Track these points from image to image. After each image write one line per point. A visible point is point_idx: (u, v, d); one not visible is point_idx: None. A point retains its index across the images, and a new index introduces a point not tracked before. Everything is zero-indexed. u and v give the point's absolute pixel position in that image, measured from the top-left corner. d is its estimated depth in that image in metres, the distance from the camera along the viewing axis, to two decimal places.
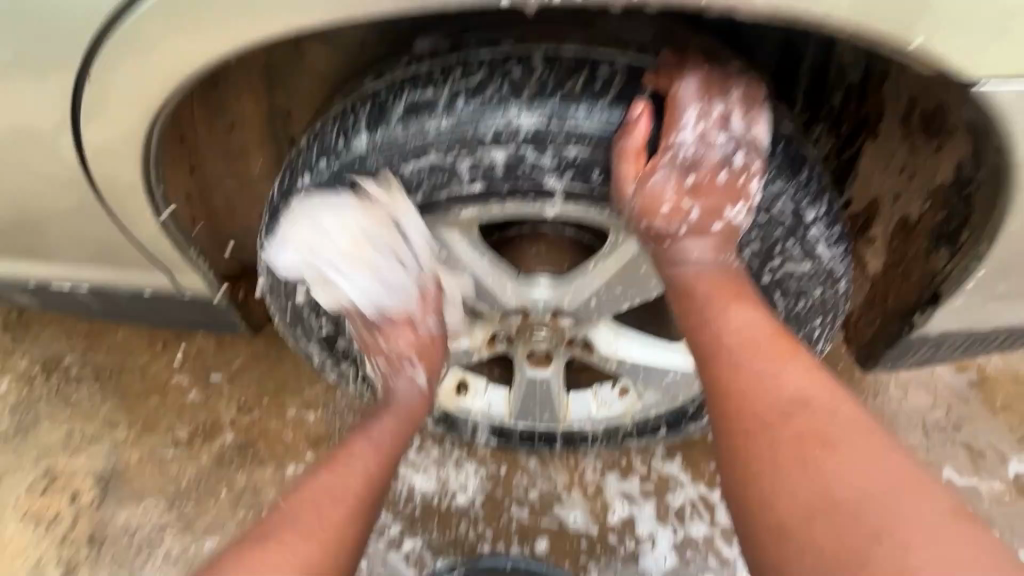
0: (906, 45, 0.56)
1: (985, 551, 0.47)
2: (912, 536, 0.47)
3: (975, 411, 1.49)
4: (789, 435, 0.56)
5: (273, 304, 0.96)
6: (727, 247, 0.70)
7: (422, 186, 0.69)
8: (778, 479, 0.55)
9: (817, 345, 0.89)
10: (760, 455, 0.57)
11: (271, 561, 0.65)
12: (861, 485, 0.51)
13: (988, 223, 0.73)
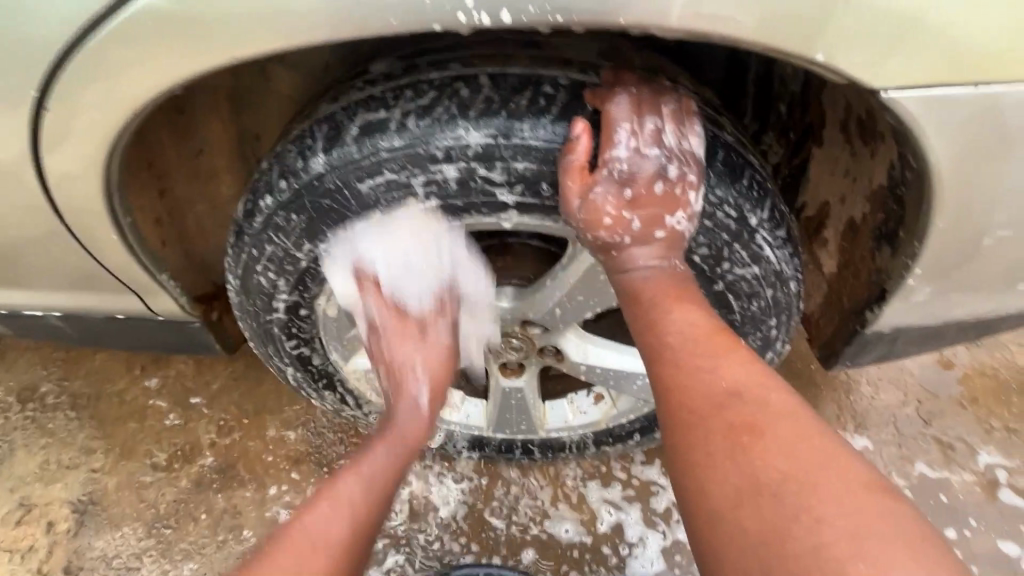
0: (813, 57, 0.57)
1: (896, 519, 0.51)
2: (830, 511, 0.51)
3: (944, 405, 1.53)
4: (724, 428, 0.60)
5: (246, 325, 0.98)
6: (669, 253, 0.73)
7: (379, 203, 0.72)
8: (715, 468, 0.59)
9: (775, 345, 0.93)
10: (699, 448, 0.61)
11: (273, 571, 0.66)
12: (786, 467, 0.55)
13: (918, 225, 0.72)
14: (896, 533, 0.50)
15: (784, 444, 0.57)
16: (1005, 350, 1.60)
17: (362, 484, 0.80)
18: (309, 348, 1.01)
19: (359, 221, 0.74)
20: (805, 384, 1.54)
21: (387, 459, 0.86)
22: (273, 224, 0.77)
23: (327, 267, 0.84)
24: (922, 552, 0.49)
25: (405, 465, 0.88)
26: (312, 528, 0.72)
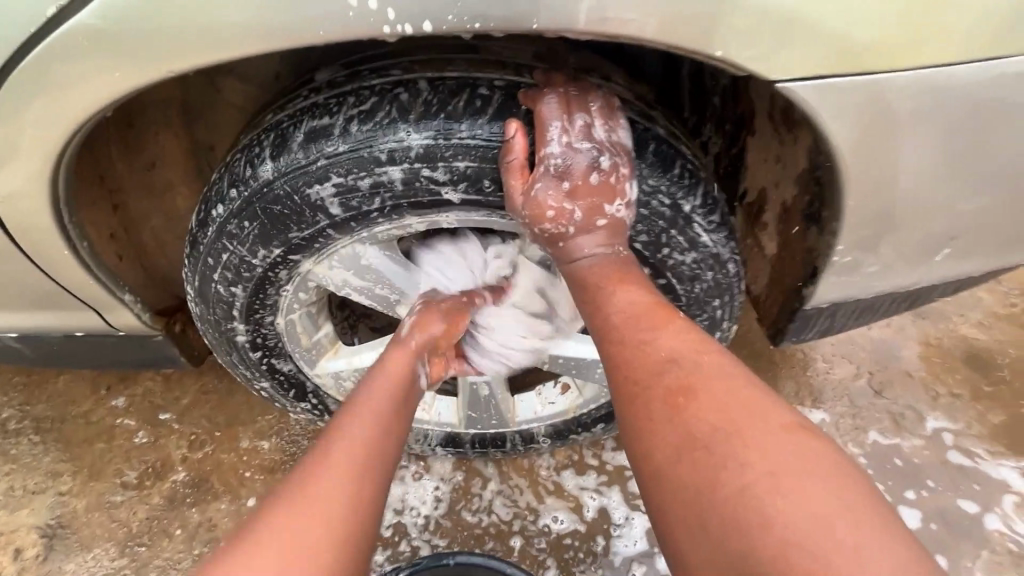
0: (711, 54, 0.61)
1: (815, 458, 0.55)
2: (754, 457, 0.56)
3: (894, 376, 1.61)
4: (662, 391, 0.65)
5: (209, 336, 0.99)
6: (614, 240, 0.77)
7: (329, 207, 0.74)
8: (656, 429, 0.63)
9: (722, 325, 0.98)
10: (642, 413, 0.65)
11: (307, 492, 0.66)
12: (717, 422, 0.60)
13: (834, 204, 0.78)
14: (813, 470, 0.54)
15: (715, 402, 0.61)
16: (948, 321, 1.69)
17: (360, 423, 0.78)
18: (274, 356, 1.03)
19: (311, 225, 0.76)
20: (765, 364, 1.60)
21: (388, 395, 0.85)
22: (226, 231, 0.79)
23: (284, 273, 0.86)
24: (836, 485, 0.53)
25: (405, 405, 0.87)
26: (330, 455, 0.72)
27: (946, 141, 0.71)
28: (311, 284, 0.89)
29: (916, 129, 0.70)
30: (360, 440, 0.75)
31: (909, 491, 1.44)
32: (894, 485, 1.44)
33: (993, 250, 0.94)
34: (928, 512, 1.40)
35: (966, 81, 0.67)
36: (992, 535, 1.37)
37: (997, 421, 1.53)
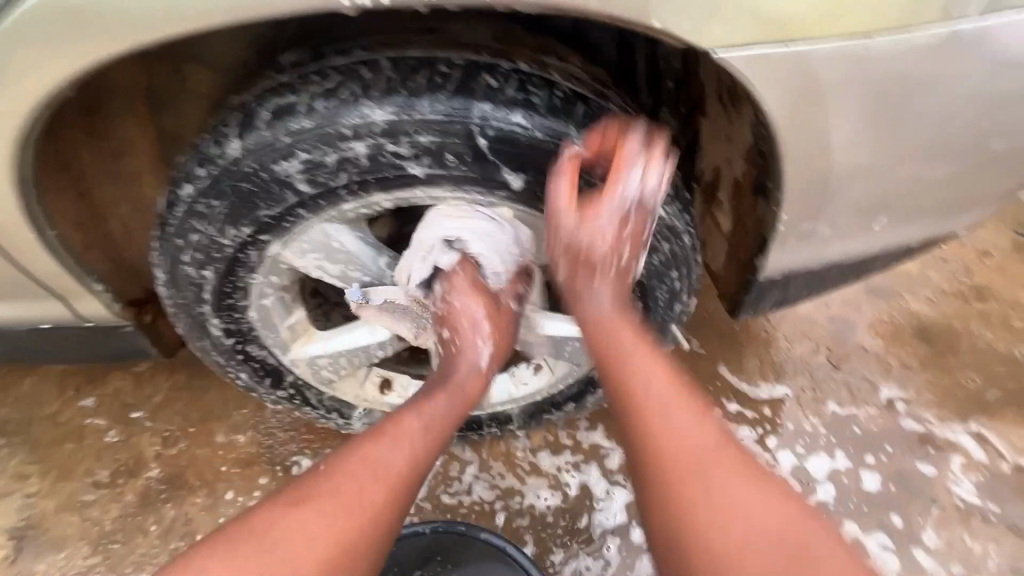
0: (650, 24, 0.67)
1: (720, 437, 0.82)
2: (689, 437, 0.81)
3: (851, 350, 1.68)
4: (639, 380, 0.85)
5: (181, 322, 1.00)
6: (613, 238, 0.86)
7: (297, 183, 0.76)
8: (630, 407, 0.84)
9: (682, 297, 1.04)
10: (620, 392, 0.86)
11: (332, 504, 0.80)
12: (725, 444, 0.82)
13: (773, 171, 0.85)
14: (716, 441, 0.82)
15: (670, 394, 0.84)
16: (899, 297, 1.78)
17: (416, 429, 0.90)
18: (248, 341, 1.04)
19: (281, 202, 0.79)
20: (731, 343, 1.66)
21: (442, 406, 0.95)
22: (196, 211, 0.80)
23: (255, 254, 0.88)
24: (726, 452, 0.81)
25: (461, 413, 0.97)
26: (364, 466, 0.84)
27: (871, 111, 0.78)
28: (283, 265, 0.91)
29: (843, 100, 0.76)
30: (407, 443, 0.88)
31: (868, 456, 1.50)
32: (853, 451, 1.50)
33: (925, 217, 1.01)
34: (887, 475, 1.47)
35: (885, 52, 0.73)
36: (944, 493, 1.45)
37: (945, 388, 1.62)
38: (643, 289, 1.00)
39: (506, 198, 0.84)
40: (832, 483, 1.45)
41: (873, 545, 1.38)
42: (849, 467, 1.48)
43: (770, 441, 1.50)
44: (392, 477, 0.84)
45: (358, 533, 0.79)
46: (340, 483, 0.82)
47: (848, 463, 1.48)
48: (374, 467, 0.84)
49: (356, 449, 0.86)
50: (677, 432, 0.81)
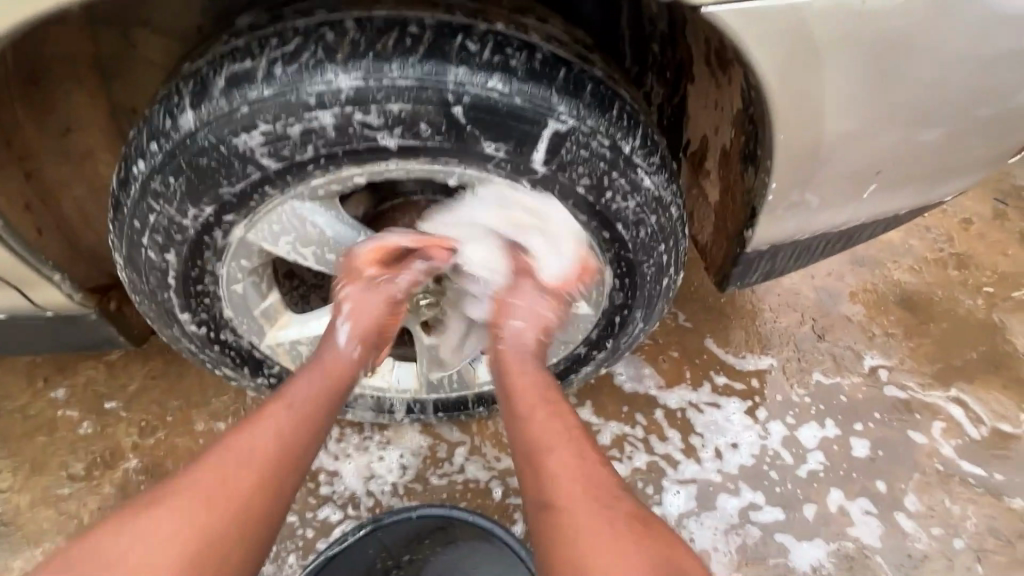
0: None
1: (593, 467, 0.83)
2: (565, 459, 0.83)
3: (834, 320, 1.69)
4: (530, 403, 0.91)
5: (146, 309, 0.95)
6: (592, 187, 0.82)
7: (259, 157, 0.71)
8: (524, 427, 0.89)
9: (669, 271, 1.01)
10: (519, 411, 0.91)
11: (187, 498, 0.74)
12: (587, 474, 0.82)
13: (764, 137, 0.81)
14: (591, 468, 0.83)
15: (552, 421, 0.88)
16: (882, 267, 1.79)
17: (283, 412, 0.84)
18: (220, 329, 0.99)
19: (243, 178, 0.73)
20: (715, 316, 1.66)
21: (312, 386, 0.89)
22: (151, 190, 0.75)
23: (221, 236, 0.82)
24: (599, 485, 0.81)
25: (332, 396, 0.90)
26: (227, 455, 0.78)
27: (864, 71, 0.75)
28: (251, 248, 0.86)
29: (837, 58, 0.72)
30: (271, 428, 0.82)
31: (856, 423, 1.51)
32: (842, 419, 1.51)
33: (913, 185, 0.99)
34: (875, 440, 1.48)
35: (879, 8, 0.70)
36: (928, 457, 1.46)
37: (926, 356, 1.64)
38: (630, 265, 0.97)
39: (488, 172, 0.79)
40: (822, 451, 1.46)
41: (861, 511, 1.38)
42: (838, 435, 1.48)
43: (760, 412, 1.50)
44: (264, 463, 0.79)
45: (224, 533, 0.72)
46: (197, 477, 0.76)
47: (837, 430, 1.49)
48: (243, 457, 0.78)
49: (220, 445, 0.79)
50: (551, 457, 0.84)
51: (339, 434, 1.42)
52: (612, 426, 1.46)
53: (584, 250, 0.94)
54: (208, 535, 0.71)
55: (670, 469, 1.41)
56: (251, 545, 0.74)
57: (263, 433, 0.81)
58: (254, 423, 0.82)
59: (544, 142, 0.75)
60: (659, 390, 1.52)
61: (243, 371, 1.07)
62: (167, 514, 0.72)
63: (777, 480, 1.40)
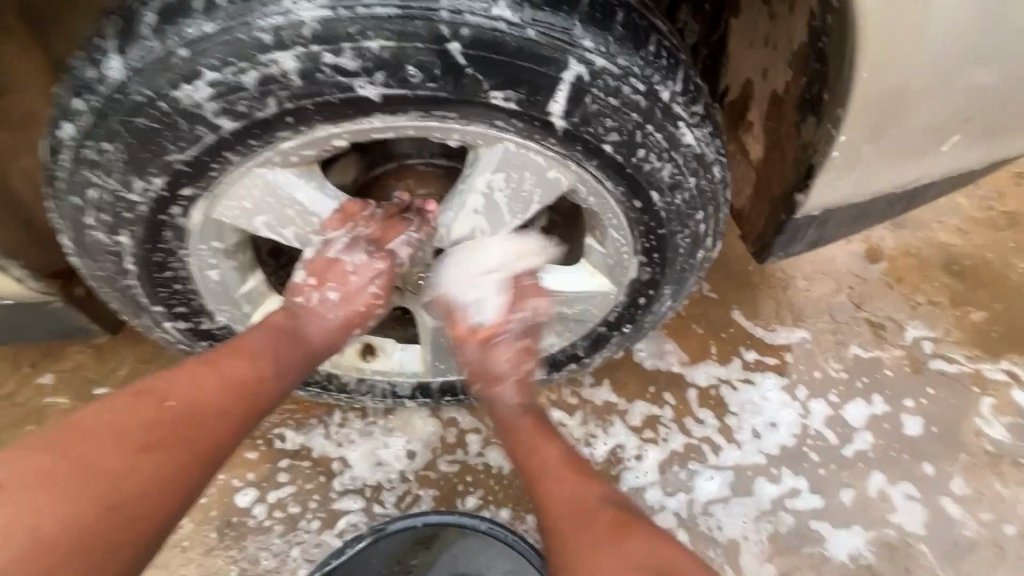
0: None
1: (630, 521, 0.83)
2: (606, 517, 0.83)
3: (874, 288, 1.54)
4: (554, 465, 0.90)
5: (109, 298, 0.83)
6: (625, 147, 0.67)
7: (211, 115, 0.59)
8: (551, 492, 0.87)
9: (706, 240, 0.88)
10: (544, 474, 0.90)
11: (95, 450, 0.67)
12: (621, 523, 0.82)
13: (838, 76, 0.66)
14: (628, 525, 0.82)
15: (576, 487, 0.87)
16: (926, 229, 1.63)
17: (222, 361, 0.78)
18: (196, 319, 0.86)
19: (193, 142, 0.61)
20: (743, 286, 1.52)
21: (270, 339, 0.83)
22: (87, 158, 0.63)
23: (179, 211, 0.69)
24: (635, 534, 0.81)
25: (285, 351, 0.83)
26: (150, 403, 0.73)
27: None
28: (219, 225, 0.73)
29: None
30: (205, 379, 0.76)
31: (906, 399, 1.39)
32: (890, 395, 1.39)
33: (1000, 136, 0.84)
34: (922, 419, 1.36)
35: None
36: (977, 437, 1.35)
37: (975, 325, 1.50)
38: (661, 236, 0.84)
39: (495, 128, 0.65)
40: (870, 430, 1.34)
41: (903, 496, 1.28)
42: (887, 412, 1.37)
43: (800, 391, 1.38)
44: (187, 417, 0.73)
45: (127, 498, 0.65)
46: (114, 424, 0.70)
47: (886, 407, 1.38)
48: (176, 406, 0.73)
49: (156, 391, 0.74)
50: (589, 508, 0.84)
51: (340, 420, 1.32)
52: (638, 407, 1.35)
53: (609, 220, 0.81)
54: (130, 483, 0.66)
55: (711, 454, 1.30)
56: (160, 502, 0.68)
57: (195, 387, 0.75)
58: (182, 373, 0.76)
59: (563, 89, 0.61)
60: (682, 367, 1.40)
61: None
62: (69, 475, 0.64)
63: (818, 463, 1.30)
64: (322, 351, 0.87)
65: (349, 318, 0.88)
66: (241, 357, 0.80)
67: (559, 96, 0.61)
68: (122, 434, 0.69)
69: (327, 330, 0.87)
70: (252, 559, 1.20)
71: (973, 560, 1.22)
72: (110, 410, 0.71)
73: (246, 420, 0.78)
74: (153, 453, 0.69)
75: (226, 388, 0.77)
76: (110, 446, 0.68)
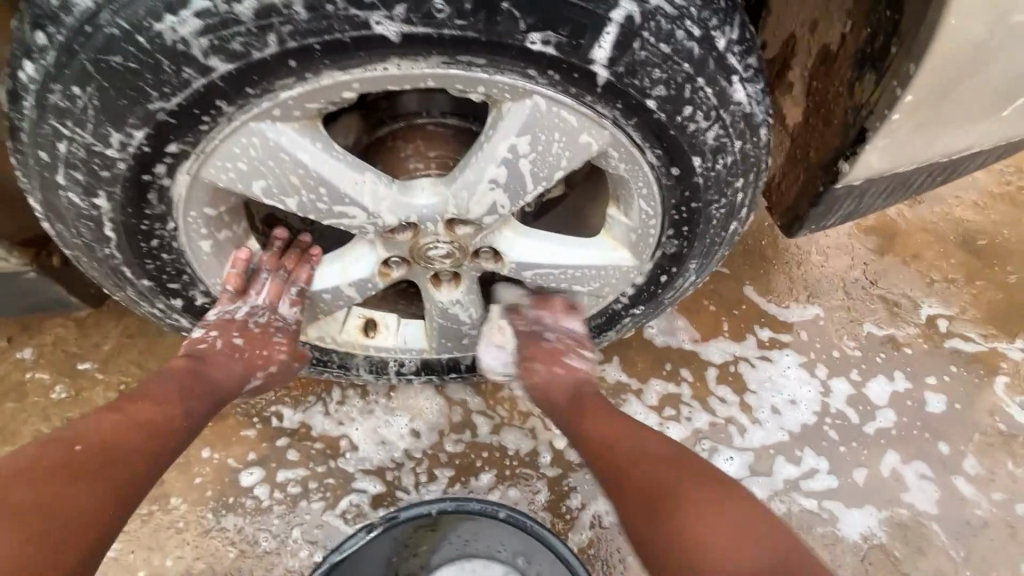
0: None
1: (722, 490, 0.75)
2: (694, 493, 0.74)
3: (889, 264, 1.50)
4: (629, 444, 0.83)
5: (88, 268, 0.74)
6: (673, 101, 0.61)
7: (200, 55, 0.52)
8: (627, 469, 0.79)
9: (740, 212, 0.82)
10: (615, 451, 0.82)
11: (16, 487, 0.60)
12: (708, 497, 0.74)
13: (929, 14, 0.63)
14: (722, 498, 0.74)
15: (653, 460, 0.79)
16: (942, 204, 1.58)
17: (163, 391, 0.76)
18: (187, 294, 0.80)
19: (180, 87, 0.54)
20: (756, 262, 1.47)
21: (211, 362, 0.82)
22: (53, 103, 0.55)
23: (165, 171, 0.61)
24: (731, 504, 0.73)
25: (223, 376, 0.82)
26: (81, 434, 0.67)
27: None
28: (211, 187, 0.65)
29: None
30: (144, 407, 0.73)
31: (925, 377, 1.36)
32: (907, 373, 1.36)
33: None
34: (937, 398, 1.34)
35: None
36: (991, 416, 1.33)
37: (991, 303, 1.47)
38: (694, 208, 0.77)
39: (526, 77, 0.58)
40: (893, 408, 1.32)
41: (917, 475, 1.26)
42: (906, 390, 1.34)
43: (819, 369, 1.35)
44: (120, 447, 0.67)
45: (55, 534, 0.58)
46: (39, 457, 0.63)
47: (908, 384, 1.35)
48: (104, 436, 0.67)
49: (87, 424, 0.68)
50: (674, 478, 0.76)
51: (340, 397, 1.26)
52: (654, 385, 1.30)
53: (637, 188, 0.75)
54: (58, 520, 0.59)
55: (736, 434, 1.27)
56: (86, 541, 0.60)
57: (132, 414, 0.71)
58: (123, 402, 0.73)
59: (610, 33, 0.55)
60: (694, 344, 1.36)
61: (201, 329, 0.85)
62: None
63: (838, 441, 1.27)
64: (233, 393, 0.84)
65: (254, 360, 0.85)
66: (150, 400, 0.74)
67: (613, 36, 0.55)
68: (38, 471, 0.62)
69: (234, 366, 0.84)
70: (250, 541, 1.15)
71: (986, 538, 1.21)
72: (12, 459, 0.63)
73: (167, 457, 0.71)
74: (72, 484, 0.62)
75: (137, 429, 0.70)
76: (22, 487, 0.60)
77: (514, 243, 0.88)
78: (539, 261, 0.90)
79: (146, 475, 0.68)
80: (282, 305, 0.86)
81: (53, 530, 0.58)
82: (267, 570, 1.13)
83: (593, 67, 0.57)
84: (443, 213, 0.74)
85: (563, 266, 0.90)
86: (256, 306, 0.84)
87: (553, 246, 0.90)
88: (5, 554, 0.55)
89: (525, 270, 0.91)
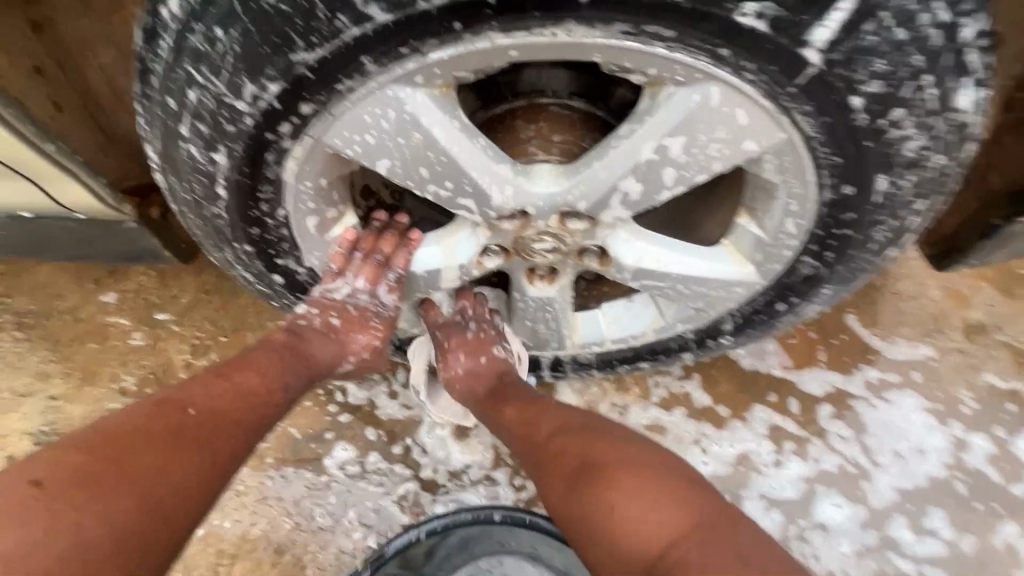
0: None
1: (663, 480, 0.66)
2: (624, 498, 0.65)
3: (1019, 309, 1.29)
4: (560, 444, 0.75)
5: (192, 224, 0.71)
6: (876, 100, 0.52)
7: (362, 2, 0.47)
8: (572, 477, 0.70)
9: (904, 239, 0.70)
10: (561, 454, 0.74)
11: (130, 448, 0.57)
12: (635, 492, 0.65)
13: None
14: (654, 488, 0.65)
15: (605, 457, 0.70)
16: None
17: (263, 366, 0.74)
18: (284, 266, 0.76)
19: (329, 38, 0.49)
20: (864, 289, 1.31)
21: (317, 337, 0.81)
22: (190, 44, 0.51)
23: (289, 133, 0.57)
24: (664, 492, 0.65)
25: (321, 354, 0.81)
26: (190, 398, 0.65)
27: None
28: (329, 156, 0.60)
29: None
30: (248, 382, 0.71)
31: None
32: None
33: None
34: None
35: None
36: None
37: None
38: (853, 231, 0.67)
39: (713, 56, 0.51)
40: None
41: None
42: None
43: (954, 423, 1.20)
44: (229, 417, 0.66)
45: (167, 505, 0.56)
46: (151, 413, 0.62)
47: None
48: (211, 403, 0.66)
49: (197, 387, 0.67)
50: (618, 494, 0.65)
51: (405, 380, 1.22)
52: (760, 414, 1.20)
53: (787, 202, 0.65)
54: (169, 493, 0.57)
55: (866, 487, 1.15)
56: (193, 513, 0.58)
57: (235, 387, 0.69)
58: (227, 371, 0.71)
59: (841, 11, 0.48)
60: (786, 372, 1.23)
61: (289, 300, 0.82)
62: (106, 475, 0.54)
63: (971, 498, 1.14)
64: (325, 371, 0.83)
65: (349, 343, 0.84)
66: (255, 372, 0.73)
67: (844, 14, 0.48)
68: (157, 433, 0.60)
69: (330, 346, 0.83)
70: (306, 515, 1.13)
71: None
72: (126, 416, 0.61)
73: (260, 438, 0.68)
74: (187, 447, 0.60)
75: (242, 399, 0.68)
76: (136, 447, 0.58)
77: (627, 246, 0.79)
78: (645, 269, 0.80)
79: (243, 454, 0.65)
80: (380, 289, 0.83)
81: (164, 496, 0.56)
82: (321, 547, 1.11)
83: (804, 49, 0.50)
84: (561, 207, 0.66)
85: (671, 276, 0.81)
86: (356, 289, 0.81)
87: (666, 255, 0.80)
88: (124, 513, 0.53)
89: (631, 278, 0.82)
